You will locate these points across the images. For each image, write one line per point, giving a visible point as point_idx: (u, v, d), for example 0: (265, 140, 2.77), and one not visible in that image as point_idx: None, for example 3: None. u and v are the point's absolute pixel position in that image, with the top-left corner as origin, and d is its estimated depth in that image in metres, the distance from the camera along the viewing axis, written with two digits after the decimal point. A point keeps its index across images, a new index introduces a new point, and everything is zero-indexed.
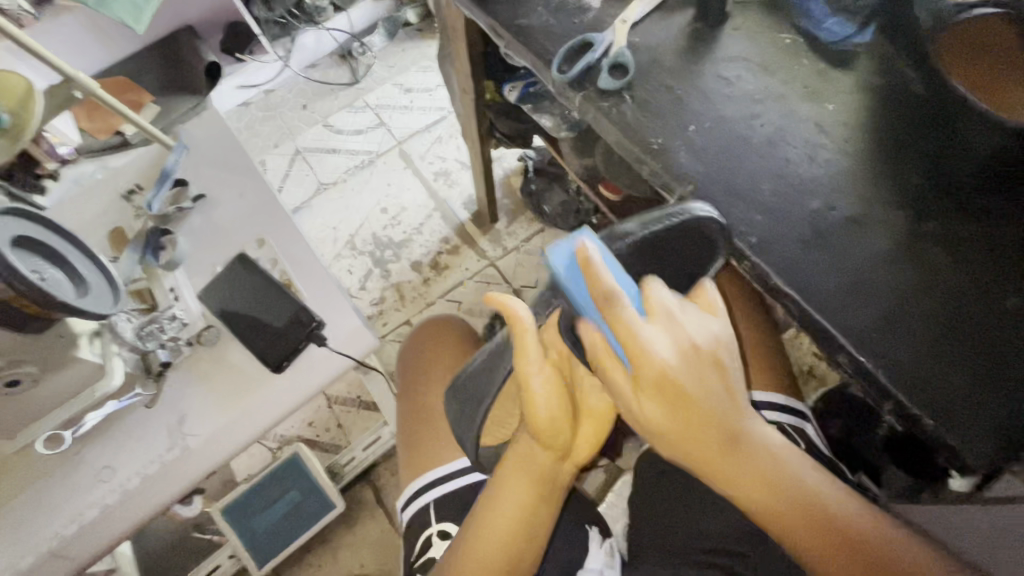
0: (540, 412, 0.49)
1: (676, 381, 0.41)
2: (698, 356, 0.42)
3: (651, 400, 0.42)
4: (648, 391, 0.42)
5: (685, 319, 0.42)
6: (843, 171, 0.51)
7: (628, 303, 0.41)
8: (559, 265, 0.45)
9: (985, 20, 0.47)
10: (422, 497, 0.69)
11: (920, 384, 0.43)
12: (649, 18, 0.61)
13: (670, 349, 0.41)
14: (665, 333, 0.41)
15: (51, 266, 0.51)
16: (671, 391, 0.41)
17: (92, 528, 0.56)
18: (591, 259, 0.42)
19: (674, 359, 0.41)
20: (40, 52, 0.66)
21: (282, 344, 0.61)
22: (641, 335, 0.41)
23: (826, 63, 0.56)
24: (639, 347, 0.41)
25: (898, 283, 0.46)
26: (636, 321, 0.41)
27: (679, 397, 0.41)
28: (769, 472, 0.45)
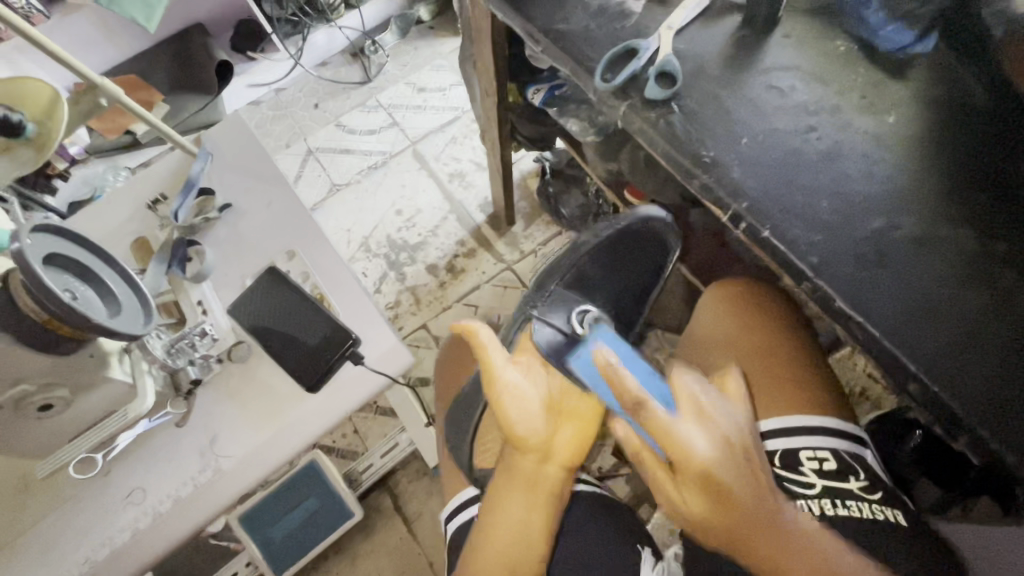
0: (559, 441, 0.52)
1: (716, 475, 0.43)
2: (730, 450, 0.44)
3: (691, 489, 0.44)
4: (691, 486, 0.44)
5: (716, 415, 0.45)
6: (906, 187, 0.48)
7: (656, 403, 0.45)
8: (581, 372, 0.50)
9: None
10: (468, 510, 0.66)
11: (999, 416, 0.40)
12: (694, 24, 0.59)
13: (705, 445, 0.44)
14: (699, 430, 0.44)
15: (82, 285, 0.50)
16: (700, 481, 0.43)
17: (123, 552, 0.55)
18: (613, 365, 0.48)
19: (709, 452, 0.43)
20: (62, 58, 0.64)
21: (317, 364, 0.59)
22: (678, 430, 0.44)
23: (882, 73, 0.54)
24: (677, 444, 0.43)
25: (967, 307, 0.44)
26: (670, 418, 0.44)
27: (719, 489, 0.43)
28: (798, 544, 0.46)
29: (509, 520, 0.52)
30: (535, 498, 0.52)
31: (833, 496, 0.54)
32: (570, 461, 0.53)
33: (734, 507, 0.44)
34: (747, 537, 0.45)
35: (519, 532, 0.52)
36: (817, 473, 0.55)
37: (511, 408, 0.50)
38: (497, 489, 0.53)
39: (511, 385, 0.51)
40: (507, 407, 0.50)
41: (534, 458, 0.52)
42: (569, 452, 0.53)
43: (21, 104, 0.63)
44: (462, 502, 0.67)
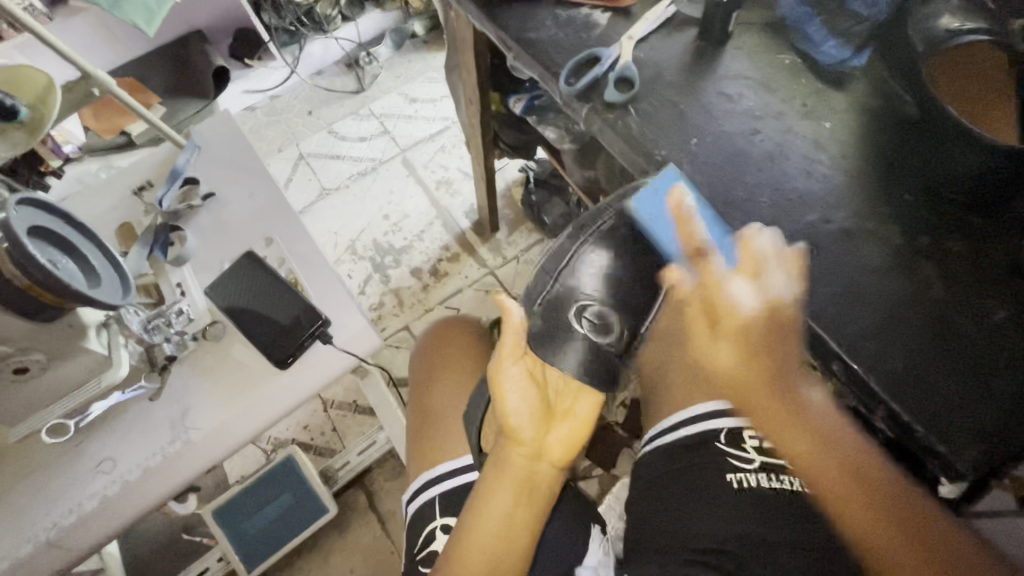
0: (537, 437, 0.56)
1: (754, 331, 0.48)
2: (776, 315, 0.47)
3: (724, 341, 0.49)
4: (724, 333, 0.49)
5: (775, 271, 0.47)
6: (841, 187, 0.52)
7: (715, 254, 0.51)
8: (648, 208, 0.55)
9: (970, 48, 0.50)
10: (426, 492, 0.69)
11: (910, 392, 0.44)
12: (654, 36, 0.63)
13: (756, 299, 0.48)
14: (751, 288, 0.49)
15: (64, 257, 0.53)
16: (738, 327, 0.48)
17: (91, 519, 0.58)
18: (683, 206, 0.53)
19: (755, 305, 0.48)
20: (58, 48, 0.67)
21: (288, 341, 0.63)
22: (728, 287, 0.49)
23: (822, 85, 0.58)
24: (725, 295, 0.49)
25: (888, 293, 0.48)
26: (724, 274, 0.50)
27: (753, 342, 0.47)
28: (819, 425, 0.46)
29: (494, 514, 0.52)
30: (523, 496, 0.54)
31: (768, 470, 0.54)
32: (563, 460, 0.57)
33: (759, 347, 0.47)
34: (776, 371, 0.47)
35: (502, 529, 0.52)
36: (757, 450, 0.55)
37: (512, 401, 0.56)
38: (487, 484, 0.54)
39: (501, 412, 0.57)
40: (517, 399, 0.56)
41: (527, 454, 0.55)
42: (561, 452, 0.57)
43: (16, 90, 0.66)
44: (421, 487, 0.70)
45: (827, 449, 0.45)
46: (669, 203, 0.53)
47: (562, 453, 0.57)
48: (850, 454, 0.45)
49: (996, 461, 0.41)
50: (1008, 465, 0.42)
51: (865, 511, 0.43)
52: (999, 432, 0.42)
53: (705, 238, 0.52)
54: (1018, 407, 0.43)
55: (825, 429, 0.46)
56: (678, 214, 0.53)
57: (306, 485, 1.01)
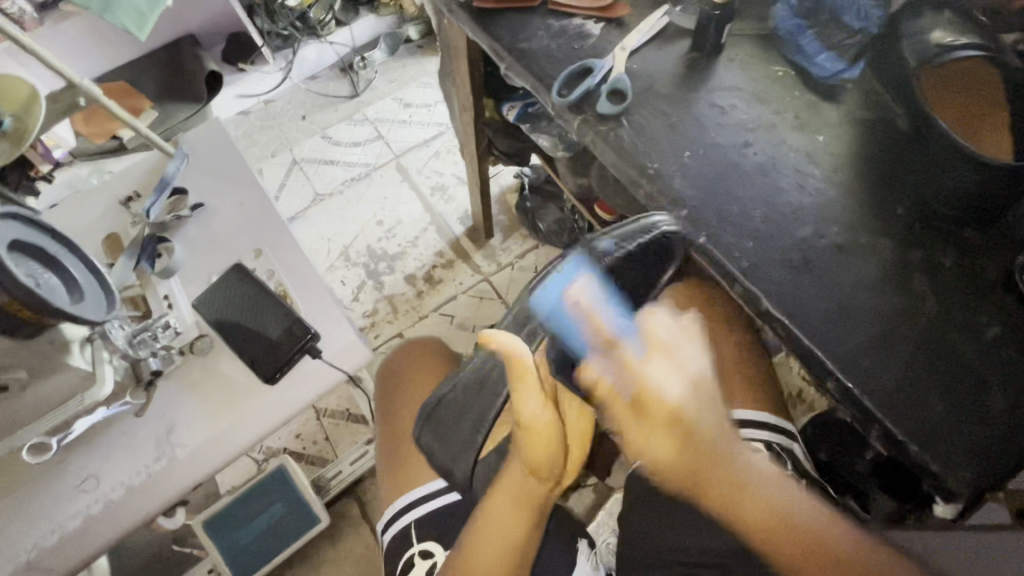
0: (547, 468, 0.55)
1: (683, 415, 0.47)
2: (695, 391, 0.49)
3: (659, 433, 0.48)
4: (659, 426, 0.48)
5: (683, 351, 0.50)
6: (835, 201, 0.52)
7: (626, 345, 0.50)
8: (547, 304, 0.54)
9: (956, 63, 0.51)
10: (402, 519, 0.68)
11: (905, 411, 0.43)
12: (647, 46, 0.63)
13: (677, 389, 0.48)
14: (668, 368, 0.49)
15: (47, 272, 0.53)
16: (665, 420, 0.47)
17: (73, 538, 0.57)
18: (585, 299, 0.53)
19: (681, 394, 0.48)
20: (43, 58, 0.67)
21: (276, 356, 0.62)
22: (651, 375, 0.48)
23: (815, 96, 0.58)
24: (648, 381, 0.48)
25: (882, 308, 0.47)
26: (638, 359, 0.49)
27: (683, 424, 0.47)
28: (769, 493, 0.48)
29: (499, 528, 0.55)
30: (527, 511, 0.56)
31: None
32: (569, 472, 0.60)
33: (689, 458, 0.48)
34: (699, 475, 0.48)
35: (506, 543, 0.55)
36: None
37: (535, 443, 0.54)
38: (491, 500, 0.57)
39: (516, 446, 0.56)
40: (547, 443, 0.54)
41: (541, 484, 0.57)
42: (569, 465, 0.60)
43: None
44: (400, 510, 0.69)
45: (761, 519, 0.47)
46: (570, 295, 0.54)
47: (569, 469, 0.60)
48: (792, 520, 0.47)
49: (991, 481, 0.41)
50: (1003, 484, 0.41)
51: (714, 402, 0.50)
52: (994, 451, 0.42)
53: (615, 330, 0.51)
54: (1012, 425, 0.42)
55: (770, 503, 0.47)
56: (587, 311, 0.52)
57: (297, 496, 1.00)
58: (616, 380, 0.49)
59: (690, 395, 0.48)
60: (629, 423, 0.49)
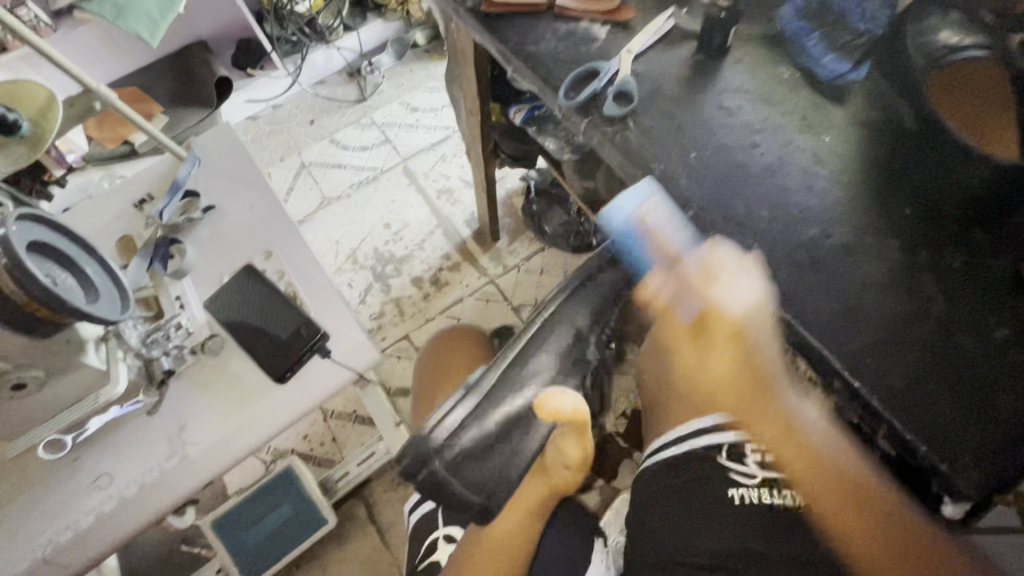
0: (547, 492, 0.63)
1: (744, 327, 0.50)
2: (741, 331, 0.51)
3: (722, 352, 0.53)
4: (721, 339, 0.52)
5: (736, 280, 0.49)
6: (841, 201, 0.52)
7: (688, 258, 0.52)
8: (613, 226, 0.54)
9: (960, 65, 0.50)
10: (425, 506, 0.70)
11: (914, 410, 0.43)
12: (653, 49, 0.63)
13: (749, 297, 0.49)
14: (742, 279, 0.49)
15: (63, 272, 0.54)
16: (728, 334, 0.52)
17: (86, 535, 0.58)
18: (649, 219, 0.53)
19: (754, 297, 0.49)
20: (61, 64, 0.68)
21: (285, 355, 0.63)
22: (716, 289, 0.50)
23: (821, 98, 0.58)
24: (713, 298, 0.51)
25: (890, 308, 0.47)
26: (716, 268, 0.50)
27: (746, 335, 0.51)
28: (803, 436, 0.49)
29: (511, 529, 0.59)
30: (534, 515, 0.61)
31: (771, 484, 0.52)
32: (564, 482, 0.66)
33: (752, 376, 0.51)
34: (756, 390, 0.51)
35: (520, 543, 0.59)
36: (759, 465, 0.53)
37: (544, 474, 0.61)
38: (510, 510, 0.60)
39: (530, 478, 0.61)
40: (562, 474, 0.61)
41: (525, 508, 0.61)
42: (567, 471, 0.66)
43: (18, 105, 0.67)
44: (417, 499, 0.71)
45: (817, 464, 0.48)
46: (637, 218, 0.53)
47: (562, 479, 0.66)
48: (837, 471, 0.47)
49: (998, 482, 0.41)
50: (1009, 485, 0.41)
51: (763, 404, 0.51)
52: (1003, 451, 0.42)
53: (683, 249, 0.53)
54: (1020, 426, 0.42)
55: (814, 446, 0.49)
56: (652, 233, 0.54)
57: (306, 496, 1.01)
58: (673, 294, 0.55)
59: (763, 303, 0.49)
60: (686, 350, 0.56)
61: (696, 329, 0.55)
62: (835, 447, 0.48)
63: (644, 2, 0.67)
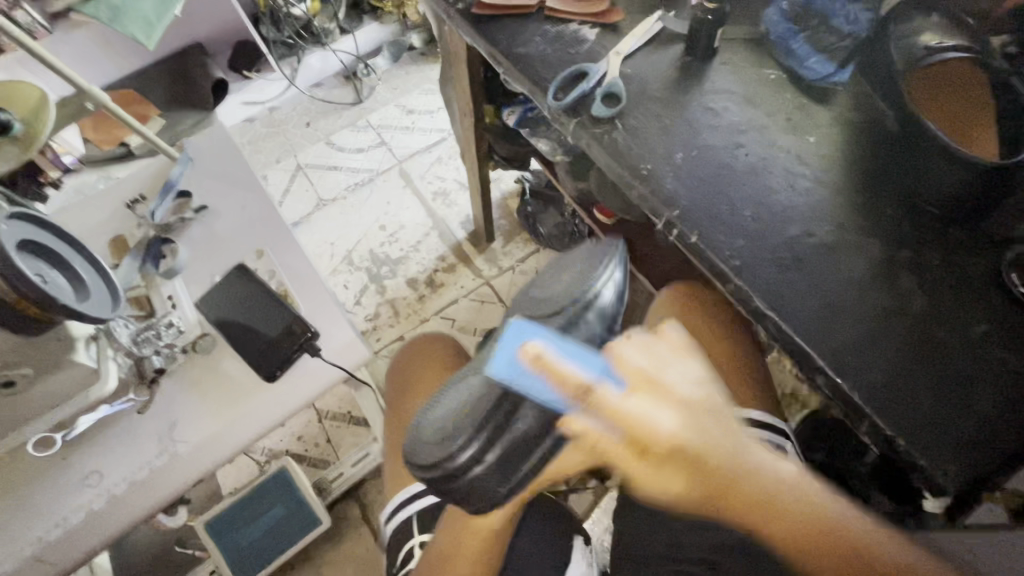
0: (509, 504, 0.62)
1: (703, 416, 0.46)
2: (695, 411, 0.46)
3: (658, 465, 0.45)
4: (666, 461, 0.45)
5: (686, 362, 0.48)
6: (824, 200, 0.53)
7: (604, 387, 0.45)
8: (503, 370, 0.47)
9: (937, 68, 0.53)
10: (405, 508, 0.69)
11: (894, 406, 0.44)
12: (641, 51, 0.64)
13: (690, 380, 0.47)
14: (651, 400, 0.46)
15: (53, 270, 0.54)
16: (671, 449, 0.45)
17: (75, 533, 0.58)
18: (541, 354, 0.46)
19: (674, 425, 0.45)
20: (54, 65, 0.69)
21: (277, 354, 0.64)
22: (632, 408, 0.45)
23: (806, 99, 0.59)
24: (631, 417, 0.45)
25: (871, 306, 0.48)
26: (620, 399, 0.45)
27: (693, 455, 0.45)
28: (789, 503, 0.46)
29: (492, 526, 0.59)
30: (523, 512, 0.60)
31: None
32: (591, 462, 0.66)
33: (707, 477, 0.45)
34: (723, 494, 0.46)
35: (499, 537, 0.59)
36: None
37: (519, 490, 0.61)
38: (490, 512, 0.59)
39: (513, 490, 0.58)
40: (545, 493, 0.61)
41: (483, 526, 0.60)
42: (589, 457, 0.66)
43: (12, 106, 0.68)
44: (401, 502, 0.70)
45: (787, 517, 0.46)
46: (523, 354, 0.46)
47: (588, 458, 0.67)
48: (795, 510, 0.46)
49: (978, 475, 0.41)
50: (989, 479, 0.42)
51: (749, 489, 0.46)
52: (982, 446, 0.42)
53: (587, 378, 0.45)
54: (1000, 421, 0.43)
55: (787, 507, 0.46)
56: (548, 368, 0.46)
57: (299, 497, 1.01)
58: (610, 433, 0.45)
59: (709, 386, 0.48)
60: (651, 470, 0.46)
61: (638, 453, 0.45)
62: (797, 493, 0.47)
63: (633, 5, 0.68)
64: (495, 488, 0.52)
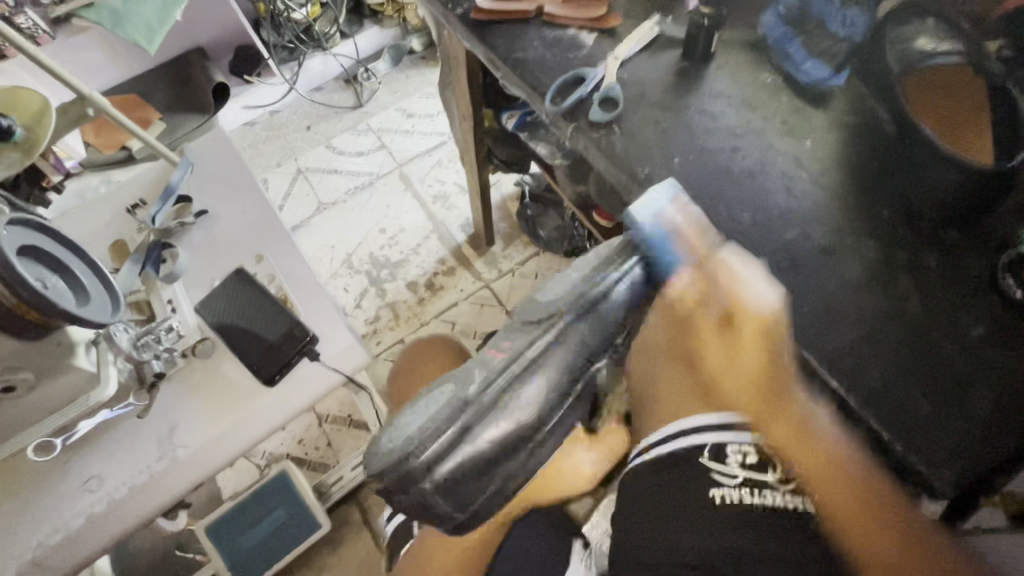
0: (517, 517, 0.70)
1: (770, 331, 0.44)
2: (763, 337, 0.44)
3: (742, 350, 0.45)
4: (751, 341, 0.44)
5: (758, 287, 0.45)
6: (821, 204, 0.53)
7: (723, 258, 0.46)
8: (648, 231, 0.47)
9: (921, 78, 0.54)
10: None
11: (890, 410, 0.44)
12: (639, 55, 0.64)
13: (771, 298, 0.45)
14: (758, 274, 0.46)
15: (54, 275, 0.55)
16: (758, 335, 0.44)
17: (74, 539, 0.58)
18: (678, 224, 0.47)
19: (775, 301, 0.44)
20: (53, 70, 0.69)
21: (276, 357, 0.65)
22: (746, 292, 0.45)
23: (803, 103, 0.59)
24: (738, 288, 0.45)
25: (868, 309, 0.48)
26: (734, 270, 0.46)
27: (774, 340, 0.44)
28: (808, 431, 0.43)
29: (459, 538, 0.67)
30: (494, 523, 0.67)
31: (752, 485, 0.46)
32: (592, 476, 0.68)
33: (772, 398, 0.44)
34: (780, 398, 0.44)
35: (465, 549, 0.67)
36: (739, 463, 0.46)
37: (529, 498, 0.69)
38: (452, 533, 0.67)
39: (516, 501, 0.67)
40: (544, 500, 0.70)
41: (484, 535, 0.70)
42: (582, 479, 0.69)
43: (13, 112, 0.68)
44: None
45: (843, 469, 0.43)
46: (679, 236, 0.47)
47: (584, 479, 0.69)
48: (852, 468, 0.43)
49: (975, 478, 0.41)
50: (985, 482, 0.42)
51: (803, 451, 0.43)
52: (979, 450, 0.42)
53: (708, 246, 0.47)
54: (996, 425, 0.43)
55: (828, 453, 0.43)
56: (677, 231, 0.47)
57: (299, 501, 1.01)
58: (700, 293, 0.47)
59: (779, 307, 0.44)
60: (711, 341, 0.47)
61: (727, 320, 0.46)
62: (852, 461, 0.43)
63: (630, 10, 0.68)
64: (465, 502, 0.39)
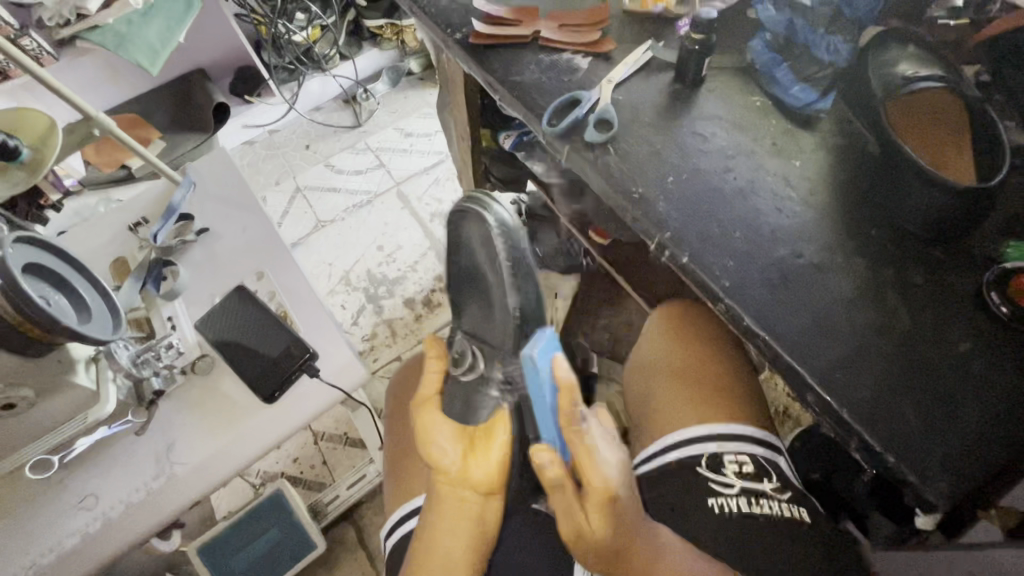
0: (473, 472, 0.58)
1: (617, 499, 0.55)
2: (610, 499, 0.54)
3: (593, 513, 0.54)
4: (596, 504, 0.54)
5: (609, 458, 0.57)
6: (811, 222, 0.55)
7: (589, 435, 0.57)
8: (538, 355, 0.59)
9: (902, 103, 0.55)
10: (405, 525, 0.69)
11: (882, 422, 0.45)
12: (633, 78, 0.66)
13: (614, 470, 0.56)
14: (607, 448, 0.58)
15: (56, 292, 0.56)
16: (601, 499, 0.54)
17: (69, 556, 0.59)
18: (564, 369, 0.58)
19: (615, 475, 0.56)
20: (58, 92, 0.70)
21: (275, 375, 0.66)
22: (597, 457, 0.56)
23: (791, 125, 0.61)
24: (592, 459, 0.56)
25: (857, 323, 0.49)
26: (594, 446, 0.56)
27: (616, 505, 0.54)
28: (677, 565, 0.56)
29: (440, 547, 0.58)
30: (461, 522, 0.58)
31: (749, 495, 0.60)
32: (487, 486, 0.59)
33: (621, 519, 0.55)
34: (618, 555, 0.55)
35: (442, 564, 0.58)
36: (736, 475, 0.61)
37: (484, 459, 0.59)
38: (431, 527, 0.59)
39: (432, 413, 0.63)
40: (489, 447, 0.59)
41: (448, 482, 0.59)
42: (485, 479, 0.58)
43: (20, 133, 0.69)
44: (398, 522, 0.70)
45: (667, 565, 0.56)
46: (554, 371, 0.59)
47: (482, 474, 0.58)
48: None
49: (967, 489, 0.42)
50: (978, 495, 0.43)
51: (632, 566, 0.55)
52: (969, 462, 0.43)
53: (579, 428, 0.57)
54: (985, 437, 0.44)
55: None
56: (555, 366, 0.59)
57: (294, 519, 0.99)
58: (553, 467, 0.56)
59: (621, 468, 0.57)
60: (568, 501, 0.56)
61: (581, 495, 0.56)
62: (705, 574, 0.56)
63: (623, 35, 0.71)
64: None
